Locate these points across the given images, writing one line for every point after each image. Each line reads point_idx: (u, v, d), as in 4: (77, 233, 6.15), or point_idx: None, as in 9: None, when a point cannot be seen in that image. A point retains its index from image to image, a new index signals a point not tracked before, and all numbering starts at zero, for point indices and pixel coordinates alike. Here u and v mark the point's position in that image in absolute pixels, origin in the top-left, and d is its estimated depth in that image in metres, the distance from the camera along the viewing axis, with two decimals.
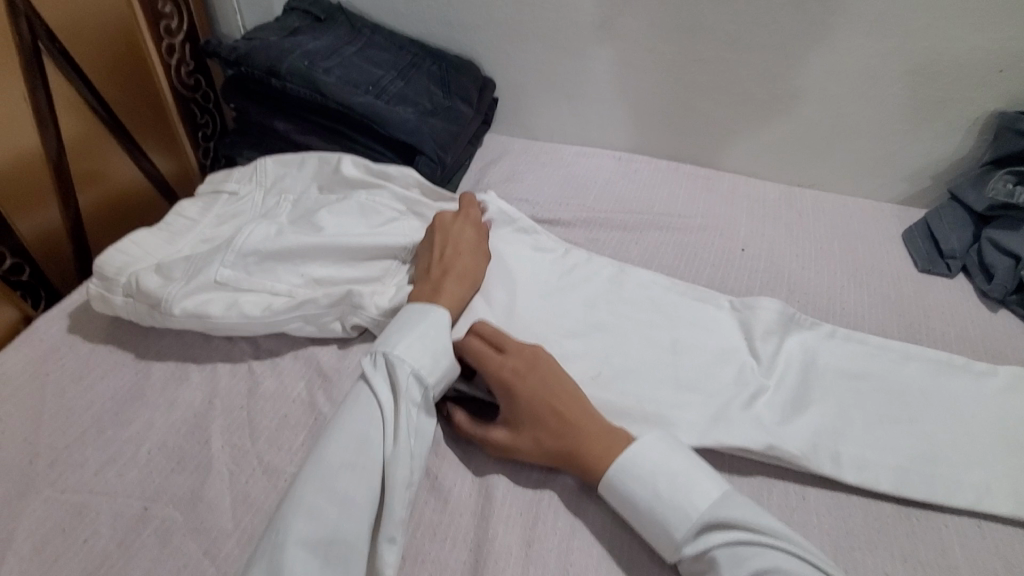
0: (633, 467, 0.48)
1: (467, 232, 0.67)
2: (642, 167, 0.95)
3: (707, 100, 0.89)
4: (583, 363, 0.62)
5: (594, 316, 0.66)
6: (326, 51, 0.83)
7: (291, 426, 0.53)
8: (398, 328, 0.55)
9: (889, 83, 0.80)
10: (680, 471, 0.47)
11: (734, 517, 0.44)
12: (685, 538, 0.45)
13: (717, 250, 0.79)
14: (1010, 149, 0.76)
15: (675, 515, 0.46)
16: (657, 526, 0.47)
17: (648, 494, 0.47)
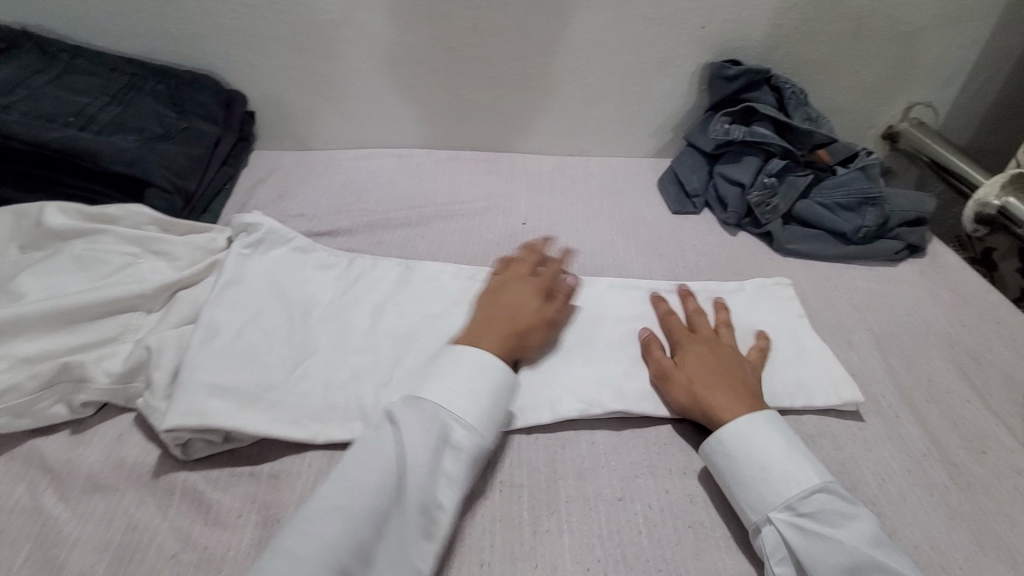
0: (754, 422, 0.52)
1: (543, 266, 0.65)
2: (424, 161, 0.94)
3: (468, 86, 0.91)
4: (373, 376, 0.56)
5: (383, 324, 0.61)
6: (6, 85, 0.70)
7: (8, 541, 0.44)
8: (442, 375, 0.50)
9: (617, 51, 0.88)
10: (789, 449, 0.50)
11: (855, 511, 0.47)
12: (797, 496, 0.48)
13: (501, 228, 0.82)
14: (725, 93, 0.89)
15: (795, 471, 0.49)
16: (766, 480, 0.49)
17: (766, 462, 0.50)
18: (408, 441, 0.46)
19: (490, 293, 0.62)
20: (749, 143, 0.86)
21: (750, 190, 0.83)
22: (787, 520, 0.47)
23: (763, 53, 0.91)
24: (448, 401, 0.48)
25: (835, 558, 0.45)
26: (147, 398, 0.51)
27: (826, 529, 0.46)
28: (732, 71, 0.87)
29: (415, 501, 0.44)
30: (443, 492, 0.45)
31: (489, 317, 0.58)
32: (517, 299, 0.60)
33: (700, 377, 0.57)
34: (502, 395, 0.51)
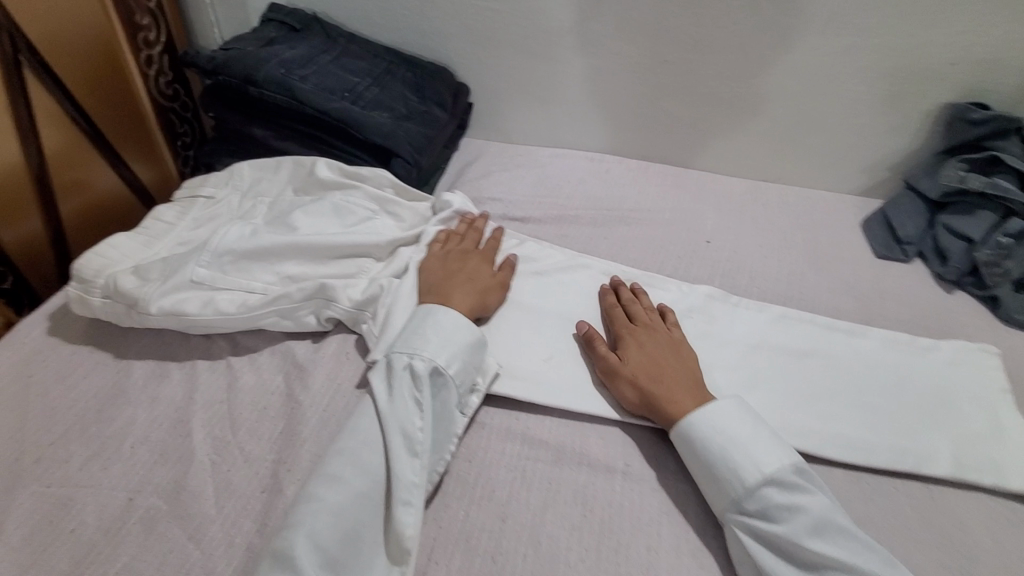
0: (710, 425, 0.52)
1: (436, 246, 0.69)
2: (613, 166, 0.98)
3: (674, 101, 0.93)
4: (537, 350, 0.63)
5: (551, 308, 0.68)
6: (303, 59, 0.86)
7: (271, 416, 0.55)
8: (420, 333, 0.56)
9: (844, 81, 0.84)
10: (737, 446, 0.50)
11: (799, 505, 0.47)
12: (742, 493, 0.49)
13: (683, 242, 0.83)
14: (965, 137, 0.81)
15: (739, 467, 0.50)
16: (725, 479, 0.50)
17: (726, 462, 0.50)
18: (382, 378, 0.54)
19: (444, 258, 0.67)
20: (986, 196, 0.76)
21: (979, 247, 0.75)
22: (744, 520, 0.48)
23: (1018, 100, 0.82)
24: (399, 344, 0.56)
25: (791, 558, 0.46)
26: (371, 324, 0.62)
27: (771, 525, 0.47)
28: (978, 114, 0.79)
29: (389, 423, 0.51)
30: (417, 416, 0.52)
31: (450, 278, 0.64)
32: (467, 266, 0.66)
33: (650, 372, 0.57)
34: (459, 335, 0.57)
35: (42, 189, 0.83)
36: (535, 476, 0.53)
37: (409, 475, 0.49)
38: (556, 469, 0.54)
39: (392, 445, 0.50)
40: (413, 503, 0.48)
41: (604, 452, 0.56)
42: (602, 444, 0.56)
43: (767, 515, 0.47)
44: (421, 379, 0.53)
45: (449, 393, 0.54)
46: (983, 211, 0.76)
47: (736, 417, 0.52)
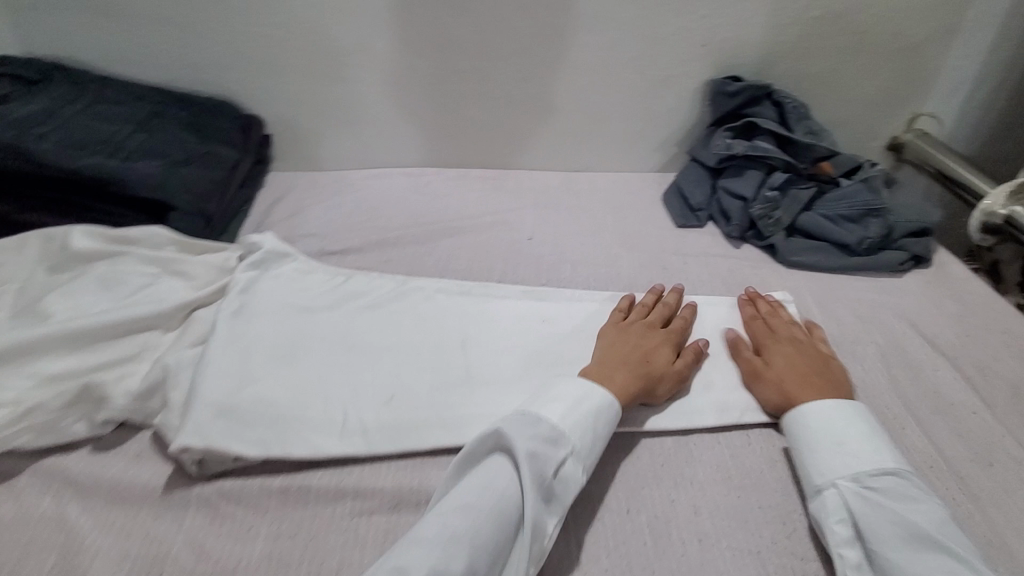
0: (832, 417, 0.56)
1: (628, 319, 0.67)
2: (433, 178, 0.97)
3: (476, 107, 0.93)
4: (374, 389, 0.59)
5: (387, 338, 0.64)
6: (41, 116, 0.75)
7: (38, 550, 0.46)
8: (569, 407, 0.53)
9: (621, 71, 0.91)
10: (856, 428, 0.55)
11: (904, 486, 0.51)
12: (867, 472, 0.52)
13: (507, 243, 0.85)
14: (727, 108, 0.91)
15: (859, 452, 0.53)
16: (845, 458, 0.53)
17: (843, 436, 0.54)
18: (559, 455, 0.50)
19: (623, 331, 0.65)
20: (751, 158, 0.88)
21: (752, 203, 0.85)
22: (852, 487, 0.51)
23: (762, 69, 0.93)
24: (571, 427, 0.52)
25: (893, 526, 0.48)
26: (168, 414, 0.54)
27: (882, 499, 0.50)
28: (733, 87, 0.89)
29: (533, 516, 0.46)
30: (549, 516, 0.48)
31: (627, 354, 0.61)
32: (651, 343, 0.63)
33: (668, 373, 0.62)
34: (602, 415, 0.54)
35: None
36: (370, 531, 0.50)
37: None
38: (393, 516, 0.51)
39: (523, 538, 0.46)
40: None
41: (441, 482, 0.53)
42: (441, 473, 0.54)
43: (873, 494, 0.50)
44: (575, 482, 0.50)
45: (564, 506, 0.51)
46: (750, 171, 0.87)
47: (868, 427, 0.56)
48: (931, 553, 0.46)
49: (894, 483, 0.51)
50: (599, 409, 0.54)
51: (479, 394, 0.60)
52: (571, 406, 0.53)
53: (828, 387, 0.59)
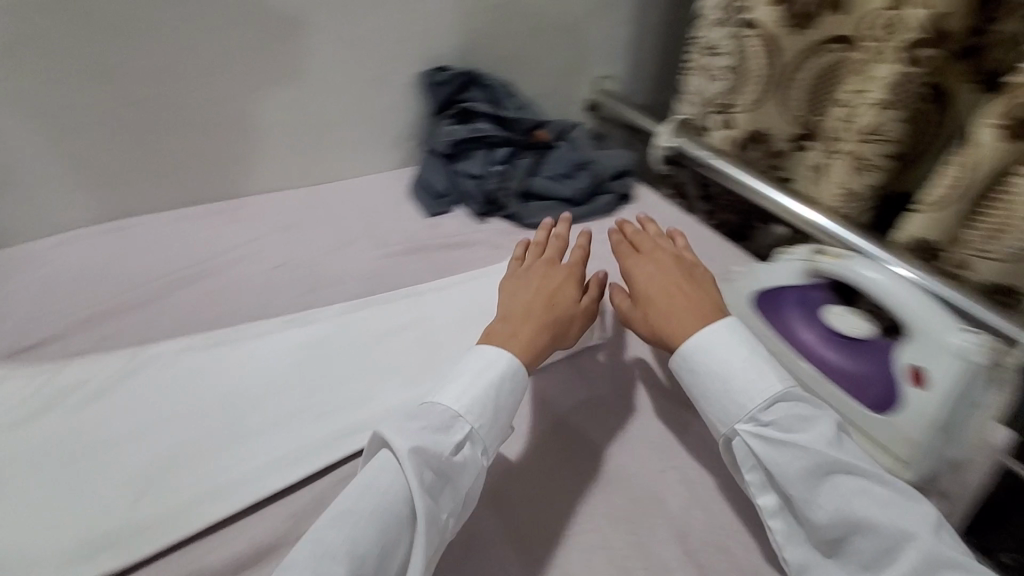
0: (711, 353, 0.55)
1: (519, 277, 0.65)
2: (145, 229, 0.84)
3: (176, 137, 0.83)
4: (117, 489, 0.50)
5: (122, 426, 0.54)
6: None
7: None
8: (459, 382, 0.52)
9: (328, 75, 0.89)
10: (738, 354, 0.55)
11: (797, 412, 0.52)
12: (759, 407, 0.52)
13: (253, 276, 0.78)
14: (444, 97, 0.96)
15: (755, 380, 0.53)
16: (735, 398, 0.53)
17: (733, 370, 0.54)
18: (452, 441, 0.49)
19: (531, 278, 0.65)
20: (474, 138, 0.94)
21: (483, 179, 0.92)
22: (751, 430, 0.52)
23: (464, 54, 1.00)
24: (466, 407, 0.51)
25: (797, 461, 0.49)
26: None
27: (786, 435, 0.51)
28: (441, 76, 0.95)
29: (424, 506, 0.45)
30: (449, 504, 0.48)
31: (526, 307, 0.61)
32: (556, 283, 0.64)
33: (568, 312, 0.62)
34: (500, 382, 0.53)
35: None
36: None
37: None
38: None
39: (420, 531, 0.45)
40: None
41: (230, 554, 0.48)
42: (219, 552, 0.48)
43: (773, 431, 0.51)
44: (475, 465, 0.49)
45: (477, 486, 0.50)
46: (475, 151, 0.94)
47: (753, 346, 0.56)
48: (841, 478, 0.49)
49: (790, 412, 0.52)
50: (500, 380, 0.53)
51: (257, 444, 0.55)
52: (469, 383, 0.52)
53: (704, 308, 0.58)
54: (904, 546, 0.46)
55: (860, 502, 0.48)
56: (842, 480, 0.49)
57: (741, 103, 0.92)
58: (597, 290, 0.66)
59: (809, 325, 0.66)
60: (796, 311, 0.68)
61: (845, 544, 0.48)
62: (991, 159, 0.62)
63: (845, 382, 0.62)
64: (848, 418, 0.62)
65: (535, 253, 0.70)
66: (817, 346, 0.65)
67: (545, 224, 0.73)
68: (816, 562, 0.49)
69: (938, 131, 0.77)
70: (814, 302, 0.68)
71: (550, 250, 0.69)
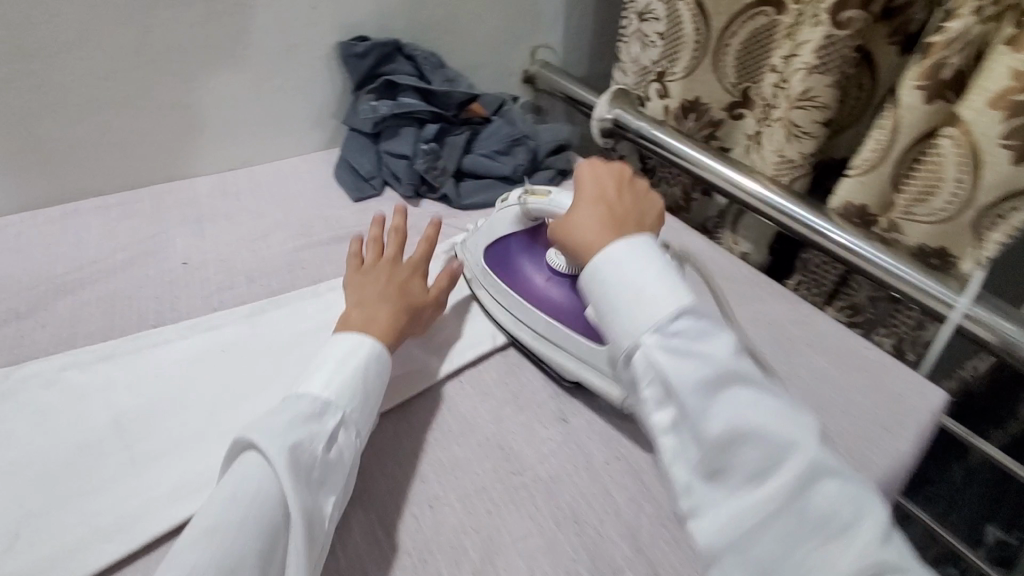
0: (613, 260, 0.46)
1: (364, 270, 0.62)
2: (29, 230, 0.74)
3: (50, 122, 0.73)
4: None
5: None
6: None
7: None
8: (321, 371, 0.50)
9: (232, 45, 0.80)
10: (646, 286, 0.44)
11: (695, 319, 0.42)
12: (664, 318, 0.42)
13: (154, 276, 0.69)
14: (363, 70, 0.89)
15: (666, 290, 0.43)
16: (638, 307, 0.43)
17: (636, 284, 0.44)
18: (324, 430, 0.47)
19: (370, 277, 0.61)
20: (401, 116, 0.87)
21: (416, 159, 0.85)
22: (656, 339, 0.42)
23: (385, 24, 0.92)
24: (336, 393, 0.49)
25: (697, 372, 0.39)
26: None
27: (690, 345, 0.41)
28: (359, 47, 0.87)
29: (300, 510, 0.41)
30: (330, 499, 0.45)
31: (368, 303, 0.58)
32: (404, 276, 0.62)
33: (410, 303, 0.60)
34: (370, 373, 0.52)
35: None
36: None
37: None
38: None
39: (299, 536, 0.41)
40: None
41: None
42: None
43: (673, 342, 0.41)
44: (345, 456, 0.47)
45: (351, 478, 0.48)
46: (403, 129, 0.87)
47: (663, 259, 0.46)
48: (740, 394, 0.39)
49: (690, 322, 0.42)
50: (371, 359, 0.53)
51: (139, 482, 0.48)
52: (334, 371, 0.50)
53: (629, 214, 0.53)
54: (791, 452, 0.37)
55: (750, 417, 0.38)
56: (740, 391, 0.39)
57: (675, 71, 0.88)
58: (442, 281, 0.65)
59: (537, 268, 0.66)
60: (526, 257, 0.67)
61: (731, 453, 0.38)
62: (915, 121, 0.64)
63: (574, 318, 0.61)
64: (577, 359, 0.60)
65: (371, 252, 0.64)
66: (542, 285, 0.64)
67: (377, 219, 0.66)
68: (698, 482, 0.40)
69: (868, 94, 0.77)
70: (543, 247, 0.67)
71: (391, 242, 0.64)
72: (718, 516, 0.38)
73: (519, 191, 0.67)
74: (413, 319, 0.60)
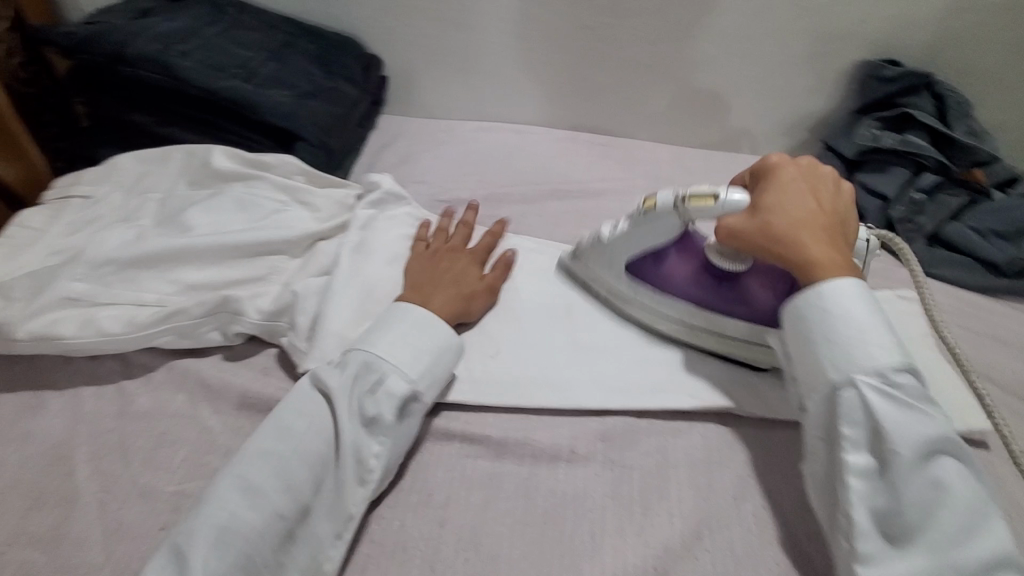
0: (858, 293, 0.45)
1: (421, 248, 0.61)
2: (544, 140, 0.93)
3: (598, 67, 0.88)
4: (482, 337, 0.57)
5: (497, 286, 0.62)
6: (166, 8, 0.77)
7: (170, 442, 0.48)
8: (377, 328, 0.51)
9: (764, 40, 0.83)
10: (873, 323, 0.45)
11: (913, 378, 0.44)
12: (888, 365, 0.43)
13: (616, 213, 0.82)
14: (878, 96, 0.82)
15: (883, 343, 0.44)
16: (866, 344, 0.44)
17: (862, 326, 0.44)
18: (371, 386, 0.48)
19: (428, 260, 0.60)
20: (898, 153, 0.79)
21: (894, 205, 0.78)
22: (875, 385, 0.43)
23: (926, 55, 0.83)
24: (382, 352, 0.49)
25: (916, 429, 0.41)
26: (292, 336, 0.54)
27: (909, 402, 0.42)
28: (889, 72, 0.80)
29: (342, 449, 0.44)
30: (377, 441, 0.46)
31: (433, 279, 0.57)
32: (454, 265, 0.59)
33: (461, 287, 0.57)
34: (427, 339, 0.51)
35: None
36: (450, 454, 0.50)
37: (349, 504, 0.44)
38: (495, 463, 0.49)
39: (343, 475, 0.44)
40: (342, 533, 0.43)
41: (546, 439, 0.51)
42: (544, 433, 0.52)
43: (892, 385, 0.43)
44: (394, 401, 0.47)
45: (412, 423, 0.48)
46: (894, 168, 0.79)
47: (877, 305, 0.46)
48: (943, 457, 0.42)
49: (911, 382, 0.44)
50: (417, 318, 0.51)
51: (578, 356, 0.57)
52: (387, 334, 0.50)
53: (837, 224, 0.50)
54: (976, 527, 0.39)
55: (958, 481, 0.41)
56: (943, 457, 0.42)
57: None
58: (503, 274, 0.60)
59: (685, 263, 0.56)
60: (679, 258, 0.56)
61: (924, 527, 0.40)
62: None
63: (750, 313, 0.54)
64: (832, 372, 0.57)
65: (438, 235, 0.63)
66: (699, 286, 0.55)
67: (447, 215, 0.65)
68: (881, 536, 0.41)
69: None
70: (685, 237, 0.57)
71: (458, 237, 0.63)
72: (911, 557, 0.40)
73: (669, 193, 0.52)
74: (470, 307, 0.57)
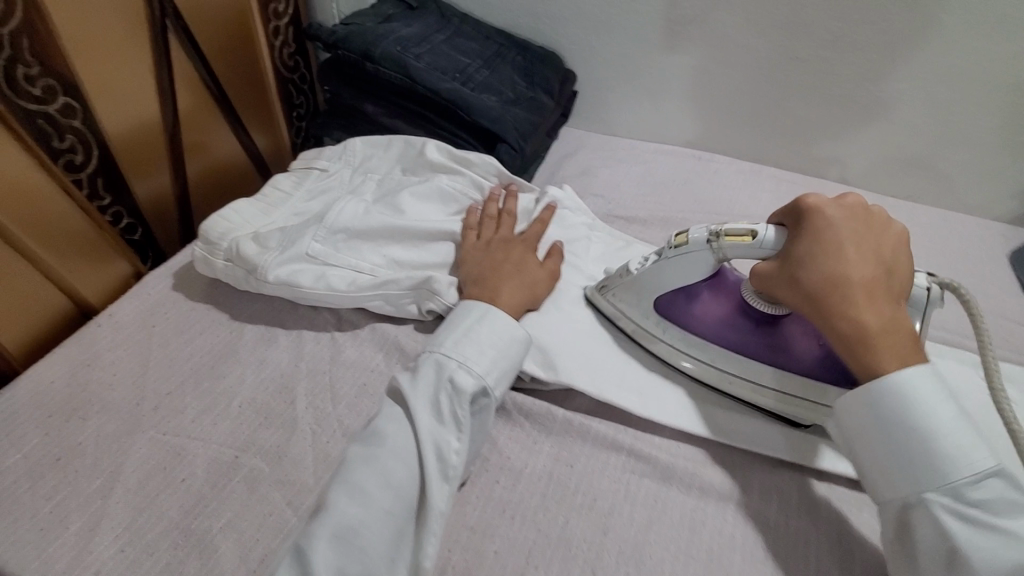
0: (930, 388, 0.42)
1: (473, 240, 0.64)
2: (726, 170, 0.91)
3: (801, 101, 0.84)
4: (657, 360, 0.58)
5: None
6: (403, 14, 0.87)
7: (370, 394, 0.54)
8: (447, 331, 0.53)
9: (1009, 91, 0.74)
10: (944, 422, 0.42)
11: (1004, 496, 0.40)
12: (966, 479, 0.40)
13: None
14: None
15: (965, 449, 0.41)
16: (949, 455, 0.41)
17: (934, 433, 0.41)
18: (452, 390, 0.49)
19: (486, 249, 0.62)
20: None
21: None
22: (948, 504, 0.40)
23: None
24: (454, 355, 0.50)
25: (1002, 549, 0.38)
26: None
27: (996, 520, 0.39)
28: None
29: (425, 448, 0.46)
30: (455, 436, 0.47)
31: (497, 270, 0.59)
32: (512, 254, 0.61)
33: (525, 275, 0.60)
34: (496, 339, 0.52)
35: (91, 176, 0.62)
36: (617, 465, 0.51)
37: (437, 499, 0.44)
38: (662, 487, 0.50)
39: (427, 469, 0.45)
40: (435, 531, 0.43)
41: (716, 477, 0.50)
42: (713, 468, 0.51)
43: (984, 497, 0.40)
44: (466, 396, 0.48)
45: (484, 418, 0.50)
46: None
47: (956, 407, 0.43)
48: None
49: (998, 488, 0.40)
50: (486, 314, 0.54)
51: (783, 407, 0.53)
52: (459, 338, 0.52)
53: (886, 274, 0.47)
54: None
55: None
56: None
57: None
58: (558, 260, 0.63)
59: (720, 302, 0.55)
60: (705, 296, 0.56)
61: None
62: None
63: (789, 363, 0.52)
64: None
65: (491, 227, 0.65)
66: (730, 327, 0.54)
67: (490, 199, 0.68)
68: None
69: None
70: (719, 276, 0.56)
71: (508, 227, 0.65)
72: None
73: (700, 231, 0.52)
74: (535, 293, 0.59)
